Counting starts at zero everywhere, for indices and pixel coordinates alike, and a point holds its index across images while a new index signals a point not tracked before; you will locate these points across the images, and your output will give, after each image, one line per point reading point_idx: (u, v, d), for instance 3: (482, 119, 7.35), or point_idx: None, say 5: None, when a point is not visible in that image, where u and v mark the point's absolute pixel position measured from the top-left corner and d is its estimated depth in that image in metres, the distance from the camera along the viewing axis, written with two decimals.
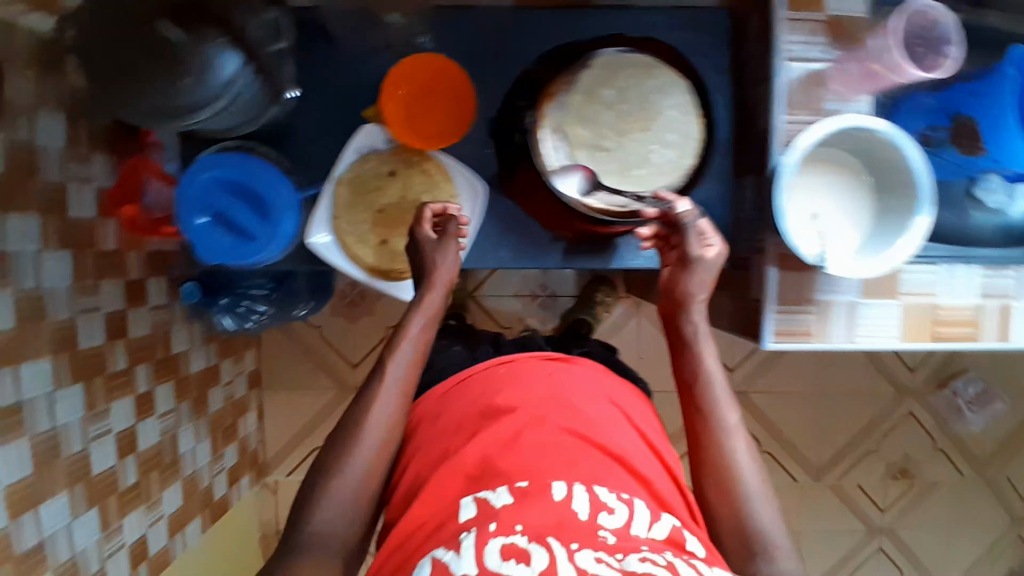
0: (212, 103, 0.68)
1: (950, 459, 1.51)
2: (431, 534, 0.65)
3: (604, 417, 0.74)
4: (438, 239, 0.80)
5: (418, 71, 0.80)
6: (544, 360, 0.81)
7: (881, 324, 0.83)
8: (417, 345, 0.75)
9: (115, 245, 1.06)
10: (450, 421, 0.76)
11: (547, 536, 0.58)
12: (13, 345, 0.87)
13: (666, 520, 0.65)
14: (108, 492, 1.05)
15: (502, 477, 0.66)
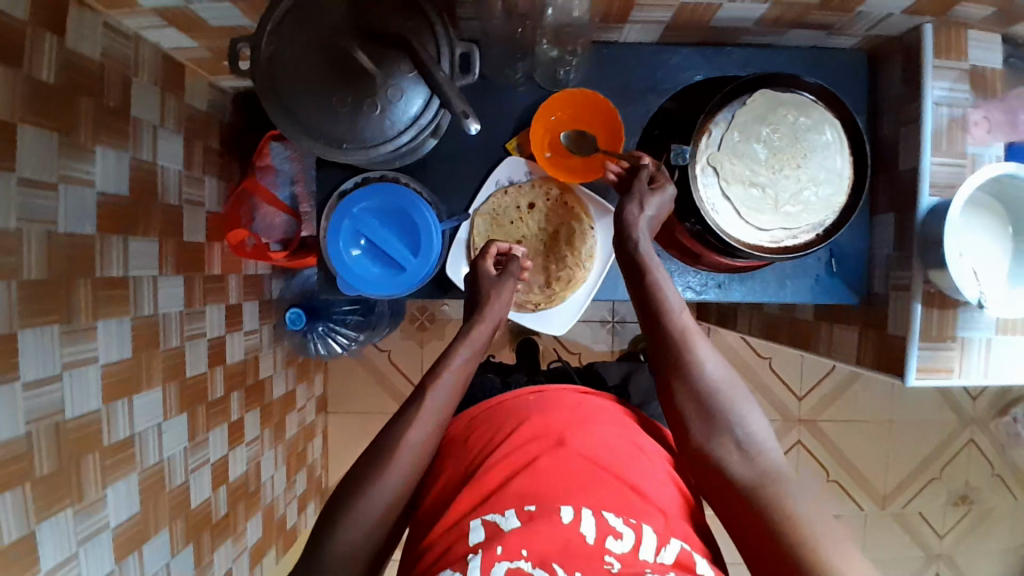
0: (399, 135, 0.68)
1: (1006, 485, 1.53)
2: (442, 555, 0.64)
3: (622, 443, 0.73)
4: (498, 275, 0.80)
5: (569, 104, 0.83)
6: (580, 393, 0.80)
7: (1014, 359, 0.82)
8: (461, 375, 0.73)
9: (220, 269, 1.05)
10: (476, 446, 0.75)
11: (552, 562, 0.59)
12: (131, 375, 0.85)
13: (677, 543, 0.64)
14: (202, 526, 1.01)
15: (513, 499, 0.65)
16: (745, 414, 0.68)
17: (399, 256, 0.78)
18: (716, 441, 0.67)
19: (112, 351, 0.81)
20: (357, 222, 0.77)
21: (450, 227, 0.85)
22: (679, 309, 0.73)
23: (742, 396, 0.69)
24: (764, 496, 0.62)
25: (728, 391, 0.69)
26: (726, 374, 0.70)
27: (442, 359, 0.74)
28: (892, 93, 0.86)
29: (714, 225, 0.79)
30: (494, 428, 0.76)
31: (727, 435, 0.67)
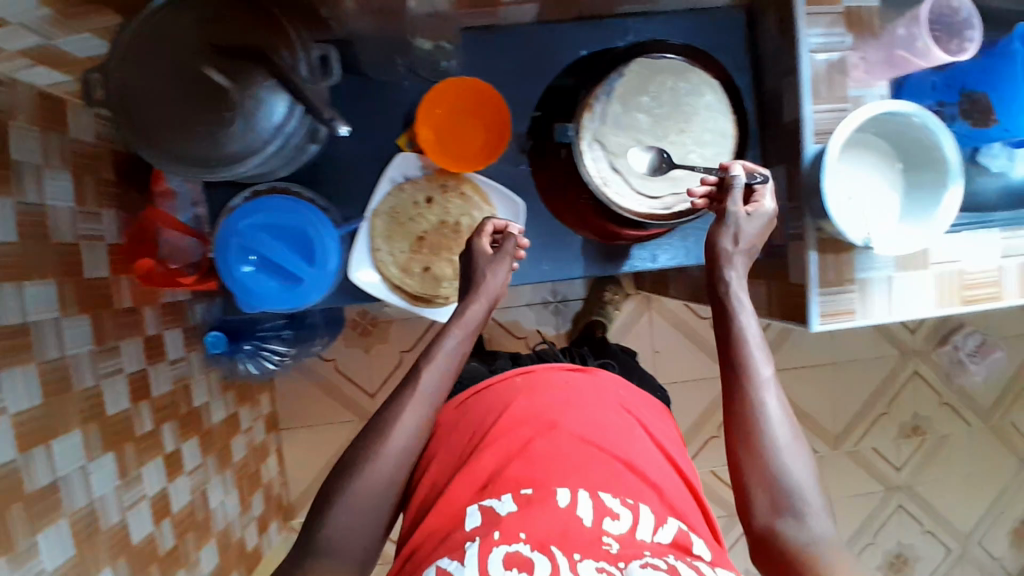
0: (263, 146, 0.67)
1: (957, 410, 1.57)
2: (441, 541, 0.67)
3: (620, 426, 0.77)
4: (492, 254, 0.80)
5: (453, 93, 0.81)
6: (567, 372, 0.83)
7: (916, 295, 0.86)
8: (454, 358, 0.75)
9: (131, 302, 1.02)
10: (467, 432, 0.78)
11: (551, 546, 0.62)
12: (45, 421, 0.82)
13: (673, 522, 0.68)
14: (149, 561, 1.00)
15: (510, 485, 0.68)
16: (807, 487, 0.65)
17: (295, 268, 0.77)
18: (776, 513, 0.64)
19: (19, 400, 0.79)
20: (245, 240, 0.76)
21: (348, 231, 0.85)
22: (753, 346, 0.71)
23: (802, 461, 0.66)
24: (812, 567, 0.61)
25: (788, 453, 0.66)
26: (794, 434, 0.67)
27: (435, 340, 0.76)
28: (771, 47, 0.86)
29: (606, 200, 0.80)
30: (484, 413, 0.78)
31: (786, 507, 0.64)
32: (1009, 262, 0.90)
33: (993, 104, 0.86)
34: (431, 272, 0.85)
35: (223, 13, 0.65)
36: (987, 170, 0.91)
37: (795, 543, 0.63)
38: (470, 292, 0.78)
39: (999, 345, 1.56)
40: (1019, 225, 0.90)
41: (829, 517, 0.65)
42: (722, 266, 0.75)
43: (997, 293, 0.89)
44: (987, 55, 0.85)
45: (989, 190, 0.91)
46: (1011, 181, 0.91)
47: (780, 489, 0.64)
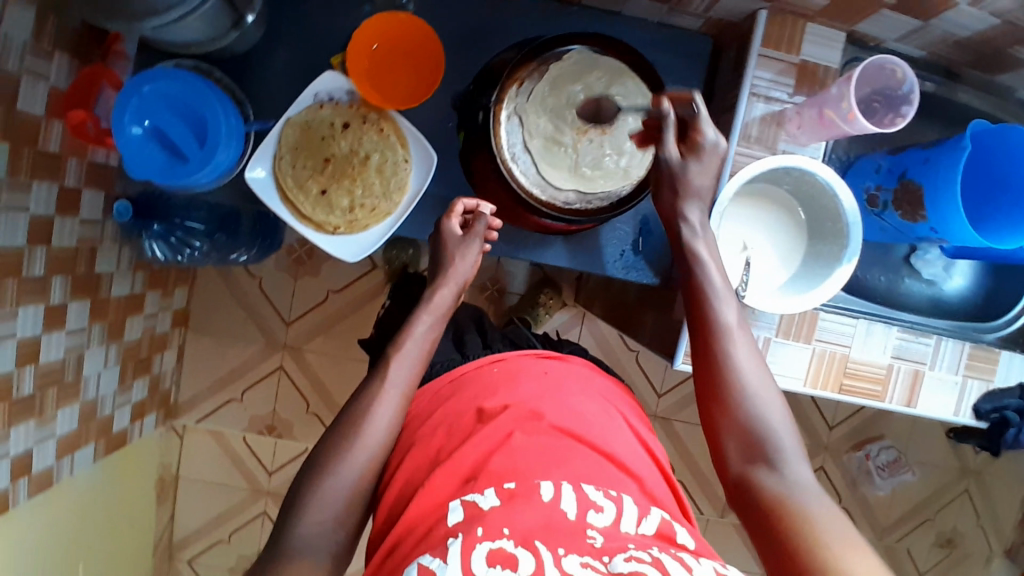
0: (168, 10, 0.67)
1: (855, 520, 1.53)
2: (422, 537, 0.60)
3: (593, 417, 0.73)
4: (462, 236, 0.83)
5: (393, 28, 0.81)
6: (539, 360, 0.80)
7: (791, 366, 0.84)
8: (426, 341, 0.76)
9: (59, 149, 1.01)
10: (443, 421, 0.73)
11: (534, 541, 0.56)
12: None
13: (656, 513, 0.64)
14: (0, 399, 0.96)
15: (491, 476, 0.62)
16: (785, 441, 0.64)
17: (187, 148, 0.78)
18: (747, 459, 0.65)
19: None
20: (145, 103, 0.76)
21: (256, 130, 0.84)
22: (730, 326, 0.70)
23: (777, 410, 0.66)
24: (782, 509, 0.60)
25: (761, 399, 0.67)
26: (774, 398, 0.67)
27: (406, 327, 0.77)
28: (724, 79, 0.86)
29: (509, 174, 0.79)
30: (461, 407, 0.73)
31: (759, 454, 0.64)
32: (899, 364, 0.87)
33: (924, 199, 0.82)
34: (326, 197, 0.84)
35: None
36: (920, 275, 0.93)
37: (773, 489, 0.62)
38: (438, 279, 0.81)
39: (912, 468, 1.52)
40: (925, 332, 0.88)
41: (807, 466, 0.64)
42: (675, 220, 0.75)
43: (880, 391, 0.87)
44: (935, 147, 0.81)
45: (914, 292, 0.93)
46: (943, 293, 0.93)
47: (750, 434, 0.65)
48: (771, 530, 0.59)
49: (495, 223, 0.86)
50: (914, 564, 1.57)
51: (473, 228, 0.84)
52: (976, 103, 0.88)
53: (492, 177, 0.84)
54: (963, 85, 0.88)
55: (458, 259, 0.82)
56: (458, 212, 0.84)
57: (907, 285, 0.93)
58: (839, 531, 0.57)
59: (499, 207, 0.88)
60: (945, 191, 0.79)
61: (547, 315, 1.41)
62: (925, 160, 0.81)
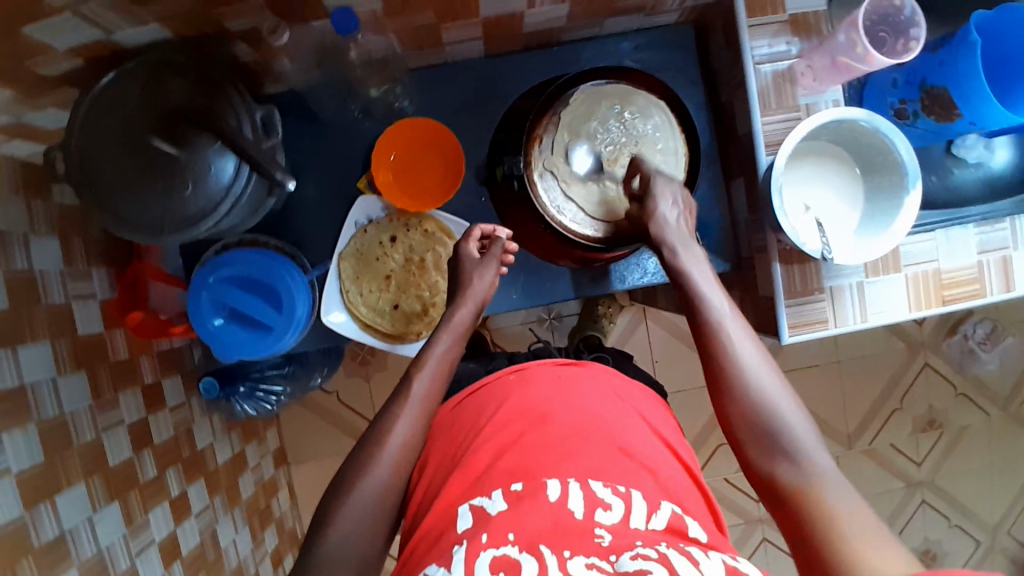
0: (217, 207, 0.70)
1: (973, 401, 1.53)
2: (435, 542, 0.63)
3: (614, 412, 0.74)
4: (479, 258, 0.84)
5: (407, 135, 0.83)
6: (559, 367, 0.79)
7: (889, 299, 0.86)
8: (444, 362, 0.79)
9: (127, 353, 1.00)
10: (459, 432, 0.76)
11: (540, 545, 0.56)
12: (44, 478, 0.80)
13: (667, 507, 0.64)
14: None
15: (502, 480, 0.65)
16: (801, 431, 0.67)
17: (263, 316, 0.80)
18: (765, 453, 0.68)
19: (23, 458, 0.78)
20: (215, 292, 0.79)
21: (317, 275, 0.87)
22: (722, 323, 0.74)
23: (793, 411, 0.69)
24: (803, 501, 0.63)
25: (774, 396, 0.70)
26: (782, 389, 0.70)
27: (427, 345, 0.80)
28: (720, 59, 0.87)
29: (562, 228, 0.82)
30: (475, 414, 0.76)
31: (779, 450, 0.67)
32: (988, 257, 0.87)
33: (954, 99, 0.81)
34: (400, 310, 0.88)
35: (163, 83, 0.69)
36: (965, 162, 0.91)
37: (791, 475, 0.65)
38: (457, 299, 0.83)
39: (1011, 331, 1.52)
40: (998, 218, 0.87)
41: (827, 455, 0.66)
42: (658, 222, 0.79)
43: (980, 289, 0.87)
44: (945, 47, 0.80)
45: (966, 180, 0.90)
46: (993, 171, 0.90)
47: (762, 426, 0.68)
48: (797, 524, 0.62)
49: (512, 247, 0.87)
50: None
51: (490, 253, 0.85)
52: None
53: (545, 232, 0.86)
54: None
55: (476, 280, 0.83)
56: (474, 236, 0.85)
57: (956, 175, 0.91)
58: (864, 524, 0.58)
59: (557, 253, 0.89)
60: (973, 86, 0.78)
61: (611, 323, 1.41)
62: (940, 63, 0.81)
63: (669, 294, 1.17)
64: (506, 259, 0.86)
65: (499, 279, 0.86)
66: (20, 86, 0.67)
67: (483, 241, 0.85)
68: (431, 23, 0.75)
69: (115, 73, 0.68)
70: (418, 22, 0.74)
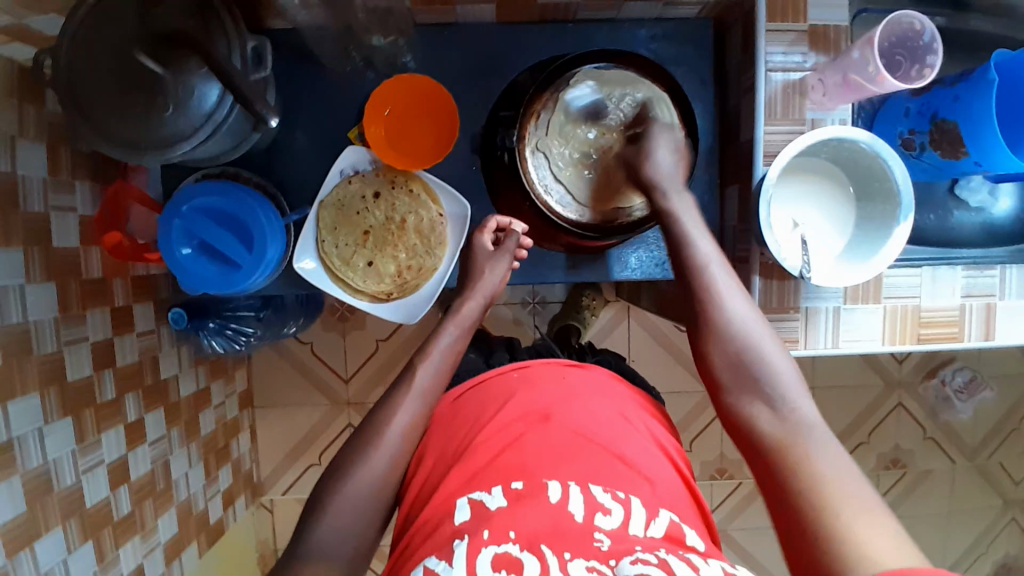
0: (195, 132, 0.69)
1: (940, 447, 1.53)
2: (430, 534, 0.62)
3: (614, 421, 0.72)
4: (491, 252, 0.85)
5: (403, 91, 0.82)
6: (564, 367, 0.79)
7: (864, 330, 0.85)
8: (448, 352, 0.80)
9: (101, 273, 0.99)
10: (461, 426, 0.73)
11: (541, 544, 0.57)
12: None
13: (665, 515, 0.63)
14: (103, 524, 0.96)
15: (500, 476, 0.64)
16: (786, 383, 0.67)
17: (234, 253, 0.80)
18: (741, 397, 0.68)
19: None
20: (188, 221, 0.78)
21: (294, 220, 0.87)
22: (710, 265, 0.73)
23: (768, 347, 0.69)
24: (783, 454, 0.61)
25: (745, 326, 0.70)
26: (784, 369, 0.68)
27: (431, 336, 0.81)
28: (734, 61, 0.85)
29: (546, 208, 0.82)
30: (477, 408, 0.74)
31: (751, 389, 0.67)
32: (971, 301, 0.86)
33: (963, 135, 0.79)
34: (373, 267, 0.86)
35: (161, 1, 0.67)
36: (967, 205, 0.89)
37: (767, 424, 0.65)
38: (466, 291, 0.84)
39: (991, 384, 1.51)
40: (988, 264, 0.86)
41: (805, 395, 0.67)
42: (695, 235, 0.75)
43: (958, 332, 0.86)
44: (962, 83, 0.79)
45: (963, 223, 0.89)
46: (993, 218, 0.89)
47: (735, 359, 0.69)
48: (771, 469, 0.61)
49: (526, 244, 0.88)
50: (1009, 476, 1.56)
51: (503, 246, 0.86)
52: (989, 26, 0.86)
53: (530, 209, 0.85)
54: (973, 11, 0.87)
55: (487, 273, 0.85)
56: (489, 229, 0.87)
57: (955, 218, 0.89)
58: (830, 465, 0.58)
59: (539, 234, 0.89)
60: (984, 125, 0.76)
61: (593, 316, 1.40)
62: (955, 99, 0.79)
63: (651, 293, 1.16)
64: (518, 254, 0.87)
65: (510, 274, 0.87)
66: None
67: (497, 235, 0.87)
68: None
69: None
70: None
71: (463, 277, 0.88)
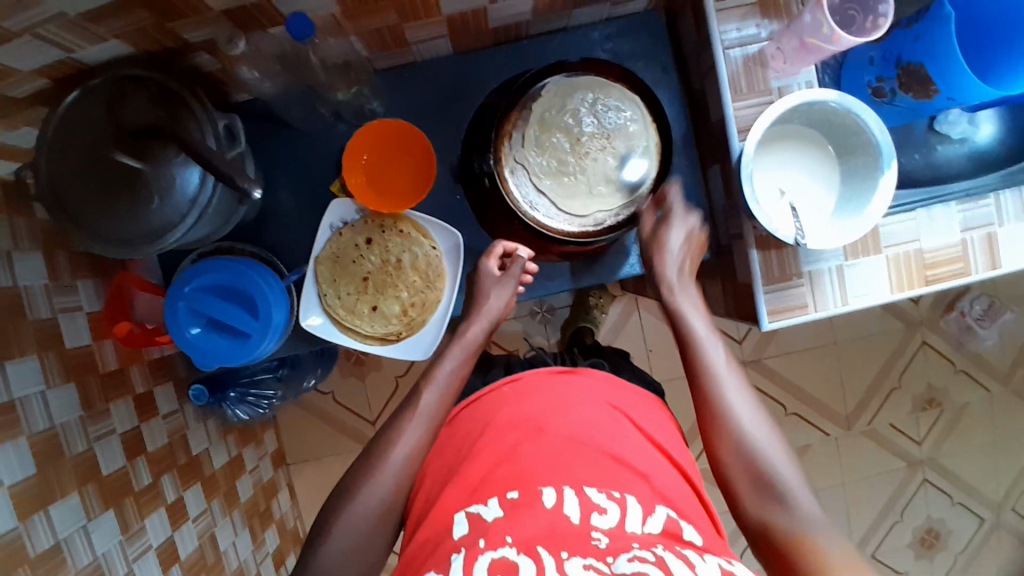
0: (184, 217, 0.70)
1: (972, 378, 1.51)
2: (432, 551, 0.64)
3: (607, 422, 0.74)
4: (498, 275, 0.86)
5: (377, 136, 0.83)
6: (555, 375, 0.79)
7: (870, 282, 0.85)
8: (454, 376, 0.80)
9: (117, 364, 1.00)
10: (459, 446, 0.75)
11: (537, 547, 0.59)
12: (35, 491, 0.81)
13: (662, 511, 0.65)
14: None
15: (497, 487, 0.67)
16: (791, 478, 0.69)
17: (242, 324, 0.81)
18: (761, 502, 0.68)
19: (13, 471, 0.78)
20: (192, 301, 0.80)
21: (294, 280, 0.89)
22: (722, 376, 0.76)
23: (781, 456, 0.71)
24: (801, 552, 0.64)
25: (751, 423, 0.73)
26: (790, 464, 0.70)
27: (437, 360, 0.81)
28: (691, 44, 0.86)
29: (533, 222, 0.82)
30: (472, 427, 0.76)
31: (770, 490, 0.68)
32: (971, 234, 0.85)
33: (931, 75, 0.79)
34: (379, 312, 0.87)
35: (126, 99, 0.69)
36: (949, 137, 0.89)
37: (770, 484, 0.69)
38: (471, 314, 0.85)
39: (1010, 306, 1.50)
40: (981, 194, 0.85)
41: (811, 493, 0.68)
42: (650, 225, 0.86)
43: (964, 267, 0.85)
44: (920, 22, 0.78)
45: (952, 157, 0.89)
46: (978, 146, 0.88)
47: (748, 463, 0.70)
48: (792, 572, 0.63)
49: (530, 270, 0.89)
50: None
51: (509, 270, 0.87)
52: None
53: (521, 226, 0.86)
54: None
55: (492, 297, 0.86)
56: (496, 253, 0.87)
57: (941, 152, 0.89)
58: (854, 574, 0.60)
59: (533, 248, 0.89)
60: (949, 62, 0.76)
61: (603, 313, 1.40)
62: (915, 37, 0.78)
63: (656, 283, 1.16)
64: (523, 277, 0.88)
65: (516, 299, 0.88)
66: None
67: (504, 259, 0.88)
68: (392, 23, 0.75)
69: (80, 91, 0.68)
70: (379, 24, 0.74)
71: (467, 300, 0.88)
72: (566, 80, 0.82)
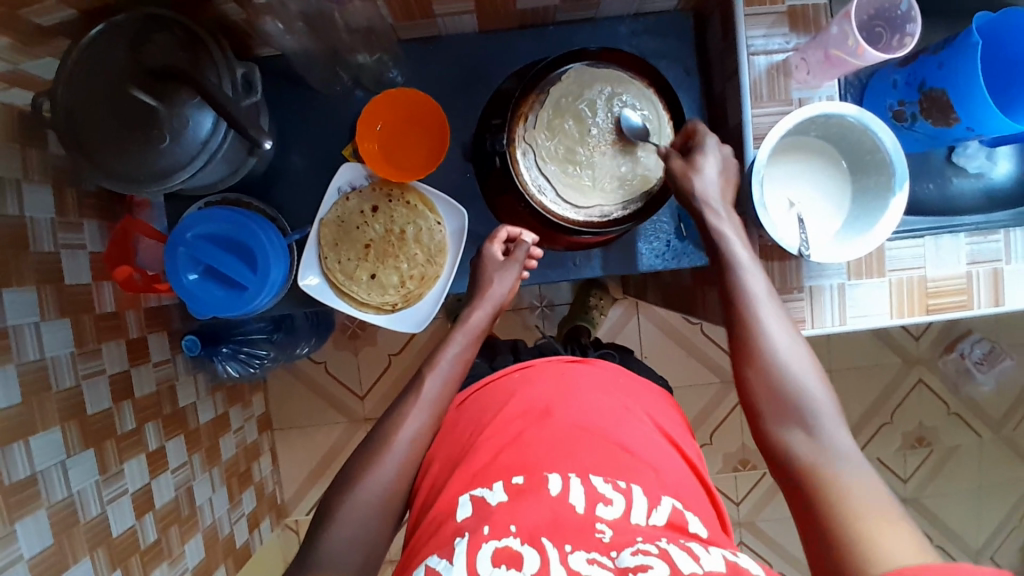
0: (192, 161, 0.71)
1: (964, 421, 1.50)
2: (434, 533, 0.64)
3: (615, 412, 0.73)
4: (501, 261, 0.86)
5: (394, 107, 0.86)
6: (568, 363, 0.80)
7: (871, 305, 0.84)
8: (455, 364, 0.79)
9: (115, 307, 1.01)
10: (465, 431, 0.75)
11: (541, 537, 0.59)
12: (17, 421, 0.81)
13: (668, 503, 0.65)
14: (130, 553, 0.96)
15: (501, 472, 0.66)
16: (823, 408, 0.66)
17: (240, 276, 0.81)
18: (783, 423, 0.67)
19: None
20: (193, 248, 0.80)
21: (296, 239, 0.89)
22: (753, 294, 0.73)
23: (814, 382, 0.68)
24: (817, 476, 0.62)
25: (788, 350, 0.70)
26: (825, 393, 0.68)
27: (439, 346, 0.81)
28: (716, 48, 0.86)
29: (540, 207, 0.82)
30: (478, 411, 0.76)
31: (794, 418, 0.66)
32: (977, 269, 0.85)
33: (951, 101, 0.78)
34: (376, 280, 0.87)
35: (148, 37, 0.69)
36: (965, 171, 0.88)
37: (791, 398, 0.67)
38: (473, 300, 0.84)
39: (1010, 353, 1.48)
40: (992, 229, 0.85)
41: (845, 429, 0.65)
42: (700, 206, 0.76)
43: (967, 300, 0.85)
44: (945, 49, 0.78)
45: (965, 190, 0.88)
46: (993, 183, 0.88)
47: (777, 393, 0.68)
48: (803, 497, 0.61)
49: (534, 254, 0.89)
50: None
51: (514, 256, 0.87)
52: None
53: (528, 210, 0.86)
54: None
55: (496, 282, 0.85)
56: (500, 238, 0.87)
57: (955, 185, 0.88)
58: (869, 497, 0.58)
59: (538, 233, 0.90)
60: (972, 90, 0.75)
61: (603, 315, 1.39)
62: (940, 65, 0.78)
63: (657, 287, 1.16)
64: (528, 263, 0.88)
65: (520, 284, 0.87)
66: (14, 34, 0.68)
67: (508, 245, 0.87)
68: None
69: (105, 24, 0.69)
70: None
71: (470, 283, 0.88)
72: (585, 68, 0.82)
